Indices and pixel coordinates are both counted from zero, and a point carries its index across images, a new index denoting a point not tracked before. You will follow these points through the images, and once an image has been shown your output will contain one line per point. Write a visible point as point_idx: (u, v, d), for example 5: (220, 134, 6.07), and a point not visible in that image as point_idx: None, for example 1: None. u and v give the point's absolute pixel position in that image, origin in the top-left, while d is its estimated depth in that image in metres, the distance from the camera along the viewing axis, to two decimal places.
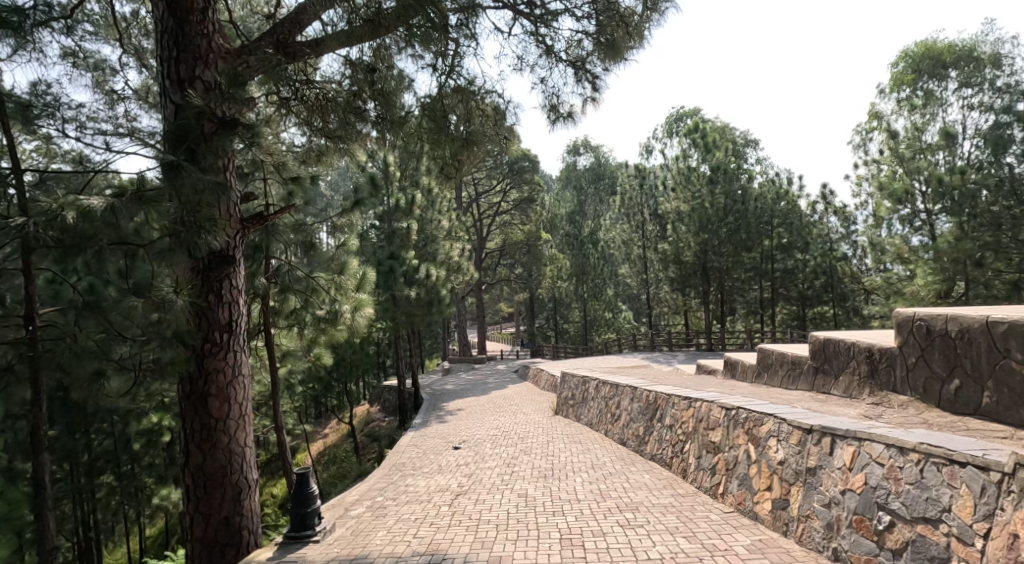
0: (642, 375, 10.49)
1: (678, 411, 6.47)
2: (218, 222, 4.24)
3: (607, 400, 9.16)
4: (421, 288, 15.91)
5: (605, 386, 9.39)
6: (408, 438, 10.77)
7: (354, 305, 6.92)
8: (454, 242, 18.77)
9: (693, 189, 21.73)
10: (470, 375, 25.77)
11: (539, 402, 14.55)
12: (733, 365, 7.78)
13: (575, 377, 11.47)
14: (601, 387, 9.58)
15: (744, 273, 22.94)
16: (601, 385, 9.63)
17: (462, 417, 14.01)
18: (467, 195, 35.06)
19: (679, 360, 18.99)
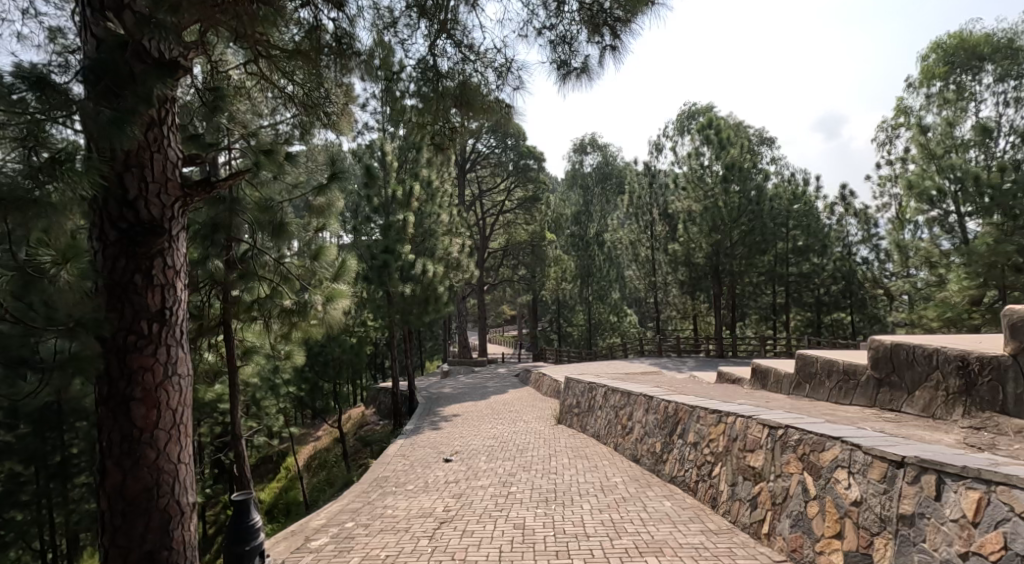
0: (655, 382, 9.52)
1: (704, 427, 5.50)
2: (84, 175, 3.44)
3: (616, 410, 8.21)
4: (417, 283, 14.96)
5: (615, 394, 8.44)
6: (397, 447, 9.83)
7: (327, 296, 5.99)
8: (454, 238, 17.85)
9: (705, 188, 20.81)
10: (469, 378, 24.90)
11: (541, 409, 13.60)
12: (763, 373, 6.79)
13: (581, 382, 10.52)
14: (611, 395, 8.62)
15: (757, 277, 22.02)
16: (610, 393, 8.68)
17: (458, 422, 13.09)
18: (470, 193, 34.21)
19: (690, 366, 18.04)
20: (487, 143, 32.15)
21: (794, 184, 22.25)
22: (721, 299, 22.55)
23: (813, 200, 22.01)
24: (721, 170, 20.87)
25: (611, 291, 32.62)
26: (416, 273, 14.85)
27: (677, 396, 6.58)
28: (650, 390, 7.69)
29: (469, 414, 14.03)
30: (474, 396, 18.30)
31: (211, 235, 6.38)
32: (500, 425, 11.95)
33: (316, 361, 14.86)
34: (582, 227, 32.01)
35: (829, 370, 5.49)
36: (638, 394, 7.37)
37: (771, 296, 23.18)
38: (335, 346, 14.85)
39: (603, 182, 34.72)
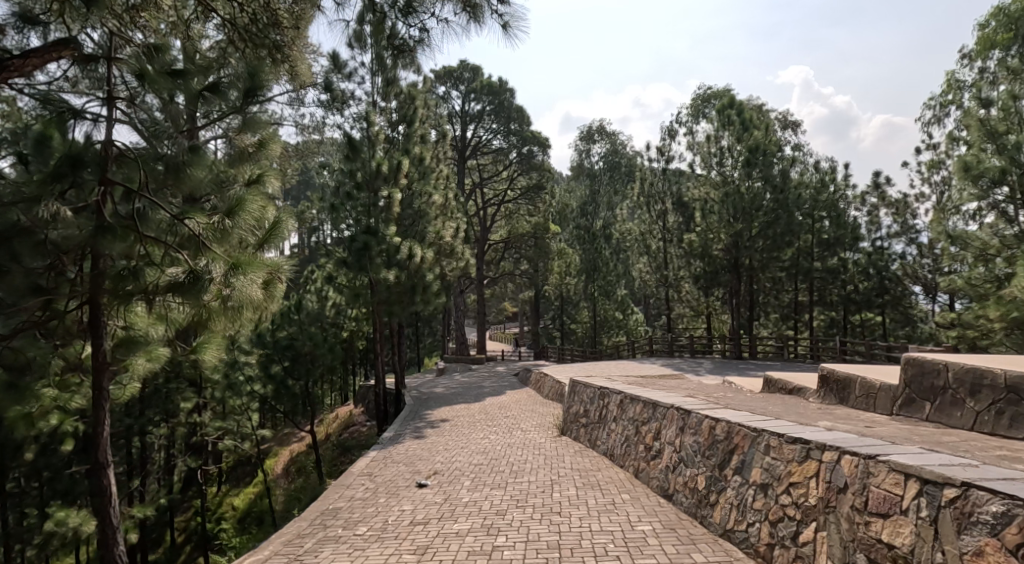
0: (680, 388, 7.83)
1: (779, 462, 3.81)
2: None
3: (637, 425, 6.52)
4: (403, 269, 13.06)
5: (633, 403, 6.80)
6: (366, 463, 8.09)
7: (233, 265, 4.44)
8: (448, 221, 16.05)
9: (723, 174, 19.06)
10: (466, 376, 23.21)
11: (542, 415, 11.84)
12: (843, 386, 5.37)
13: (590, 387, 8.80)
14: (627, 404, 6.98)
15: (778, 273, 20.29)
16: (627, 403, 6.98)
17: (446, 430, 11.36)
18: (471, 181, 32.50)
19: (706, 369, 16.33)
20: (489, 129, 30.47)
21: (821, 172, 20.45)
22: (738, 296, 20.81)
23: (842, 190, 20.19)
24: (743, 155, 19.29)
25: (618, 288, 30.86)
26: (401, 258, 12.96)
27: (725, 409, 4.93)
28: (682, 399, 6.02)
29: (460, 419, 12.33)
30: (468, 398, 16.55)
31: (70, 174, 4.46)
32: (492, 435, 10.19)
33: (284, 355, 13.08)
34: (588, 219, 30.25)
35: (977, 385, 4.17)
36: (666, 406, 5.76)
37: (793, 293, 21.43)
38: (304, 336, 13.06)
39: (611, 172, 32.90)
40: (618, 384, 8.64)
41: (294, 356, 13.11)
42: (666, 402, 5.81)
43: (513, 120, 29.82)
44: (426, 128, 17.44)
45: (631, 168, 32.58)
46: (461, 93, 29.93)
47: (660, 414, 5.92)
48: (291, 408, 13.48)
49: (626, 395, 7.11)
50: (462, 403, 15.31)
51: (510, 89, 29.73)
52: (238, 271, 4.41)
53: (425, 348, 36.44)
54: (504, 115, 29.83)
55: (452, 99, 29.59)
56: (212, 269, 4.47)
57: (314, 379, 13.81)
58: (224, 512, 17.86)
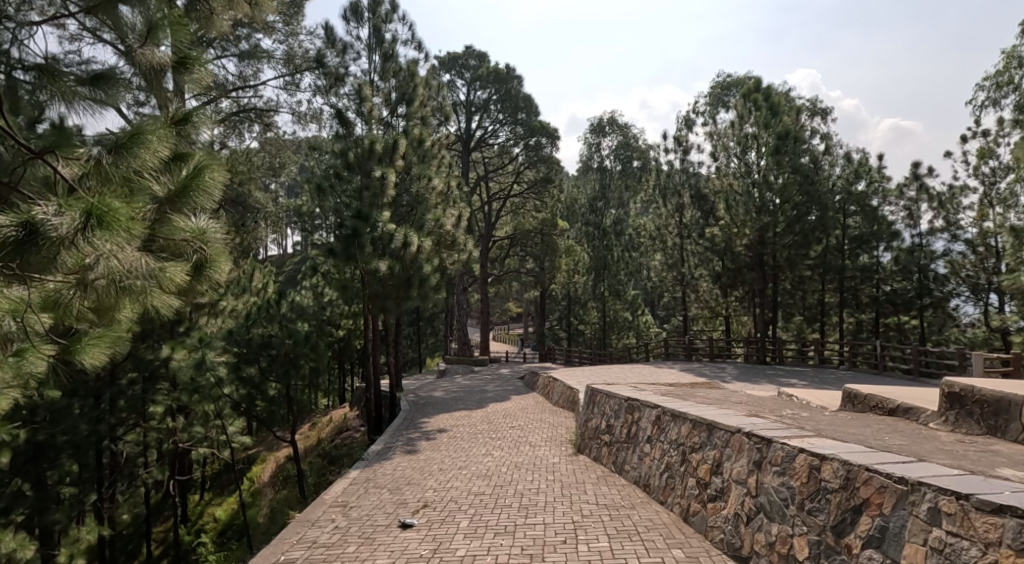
0: (728, 400, 6.43)
1: (966, 543, 2.58)
2: None
3: (681, 450, 5.12)
4: (396, 260, 11.60)
5: (674, 420, 5.40)
6: (343, 489, 6.69)
7: (89, 213, 3.14)
8: (450, 209, 14.64)
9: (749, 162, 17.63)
10: (468, 379, 21.79)
11: (555, 427, 10.43)
12: (1004, 408, 4.29)
13: (613, 397, 7.39)
14: (667, 420, 5.59)
15: (805, 270, 18.86)
16: (668, 421, 5.58)
17: (444, 442, 9.98)
18: (476, 174, 31.14)
19: (731, 376, 14.93)
20: (495, 120, 29.10)
21: (853, 163, 18.94)
22: (761, 296, 19.35)
23: (876, 182, 18.70)
24: (772, 142, 17.83)
25: (629, 287, 29.44)
26: (395, 248, 11.52)
27: (827, 442, 3.53)
28: (747, 421, 4.61)
29: (461, 429, 10.96)
30: (470, 403, 15.13)
31: None
32: (496, 451, 8.76)
33: (260, 358, 11.52)
34: (598, 215, 28.85)
35: None
36: (726, 428, 4.37)
37: (820, 294, 19.96)
38: (283, 334, 11.55)
39: (622, 166, 31.36)
40: (649, 393, 7.26)
41: (271, 357, 11.54)
42: (726, 423, 4.41)
43: (521, 110, 28.30)
44: (427, 109, 16.02)
45: (644, 162, 31.06)
46: (466, 81, 28.57)
47: (718, 439, 4.50)
48: (271, 413, 12.07)
49: (665, 409, 5.74)
50: (464, 409, 13.90)
51: (518, 77, 28.34)
52: (100, 227, 3.11)
53: (428, 348, 35.06)
54: (511, 105, 28.42)
55: (457, 87, 28.24)
56: (57, 218, 3.12)
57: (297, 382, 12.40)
58: (205, 523, 16.52)
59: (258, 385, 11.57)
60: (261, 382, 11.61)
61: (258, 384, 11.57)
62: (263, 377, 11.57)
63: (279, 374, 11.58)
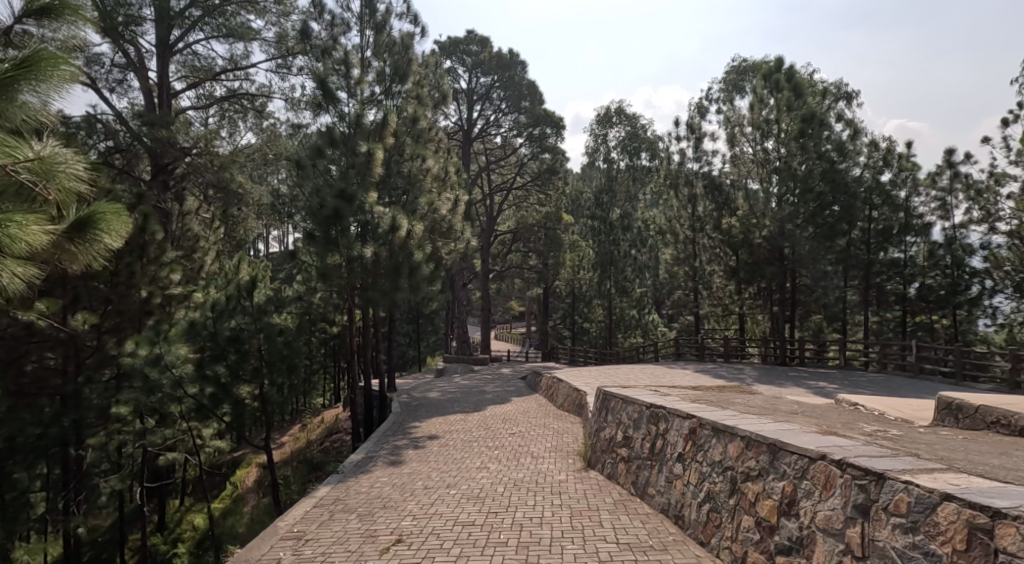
0: (775, 409, 5.27)
1: None
2: None
3: (724, 476, 4.04)
4: (383, 244, 10.44)
5: (711, 435, 4.38)
6: (304, 515, 5.54)
7: None
8: (447, 192, 13.47)
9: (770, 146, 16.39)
10: (467, 379, 20.57)
11: (561, 434, 9.28)
12: None
13: (631, 404, 6.22)
14: (702, 436, 4.52)
15: (826, 265, 17.67)
16: (707, 437, 4.42)
17: (434, 450, 8.83)
18: (478, 166, 30.01)
19: (753, 378, 13.76)
20: (497, 109, 27.98)
21: (880, 150, 17.67)
22: (781, 292, 18.09)
23: (904, 171, 17.47)
24: (794, 125, 16.60)
25: (636, 284, 28.21)
26: (382, 230, 10.38)
27: (977, 486, 2.71)
28: (827, 442, 3.44)
29: (456, 435, 9.84)
30: (467, 405, 13.92)
31: None
32: (492, 464, 7.57)
33: (226, 355, 10.04)
34: (604, 209, 27.68)
35: None
36: (799, 451, 3.40)
37: (843, 291, 18.71)
38: (255, 329, 10.34)
39: (630, 158, 30.15)
40: (675, 398, 6.11)
41: (241, 353, 10.13)
42: (797, 444, 3.44)
43: (525, 98, 27.24)
44: (422, 87, 14.84)
45: (653, 153, 29.81)
46: (467, 67, 27.44)
47: (785, 467, 3.50)
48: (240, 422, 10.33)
49: (701, 420, 4.65)
50: (461, 412, 12.77)
51: (521, 63, 27.25)
52: None
53: (428, 346, 33.84)
54: (515, 92, 27.36)
55: (458, 74, 27.08)
56: None
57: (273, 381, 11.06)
58: (182, 531, 15.28)
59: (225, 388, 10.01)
60: (230, 384, 10.07)
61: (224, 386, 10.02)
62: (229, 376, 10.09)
63: (250, 374, 10.24)
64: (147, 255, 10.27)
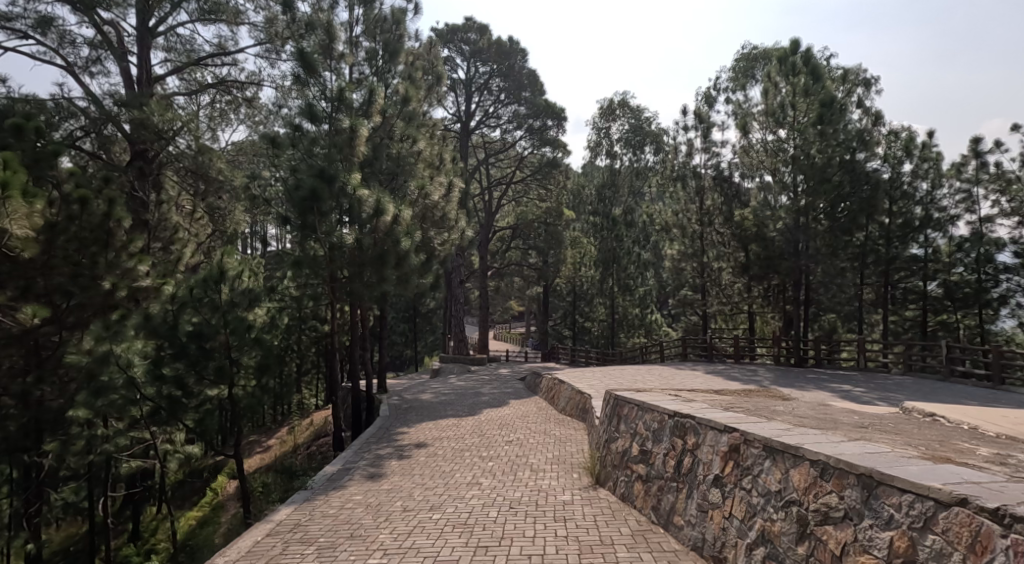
0: (826, 420, 4.35)
1: None
2: None
3: (786, 513, 3.40)
4: (367, 230, 9.47)
5: (751, 454, 3.73)
6: (251, 548, 4.59)
7: None
8: (440, 178, 12.50)
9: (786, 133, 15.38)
10: (462, 380, 19.58)
11: (564, 442, 8.34)
12: None
13: (649, 412, 5.24)
14: (746, 459, 3.75)
15: (843, 262, 16.71)
16: (765, 464, 3.58)
17: (422, 460, 7.89)
18: (476, 159, 29.04)
19: (770, 380, 12.81)
20: (497, 100, 27.02)
21: (901, 139, 16.68)
22: (796, 290, 17.11)
23: (927, 161, 16.48)
24: (811, 111, 15.61)
25: (640, 282, 27.21)
26: (365, 215, 9.40)
27: None
28: None
29: (448, 442, 8.91)
30: (461, 408, 12.93)
31: None
32: (486, 480, 6.55)
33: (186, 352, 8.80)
34: (607, 204, 26.73)
35: None
36: (913, 490, 2.78)
37: (860, 288, 17.71)
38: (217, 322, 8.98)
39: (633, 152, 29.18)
40: (704, 404, 5.12)
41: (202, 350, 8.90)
42: (905, 479, 2.82)
43: (525, 88, 26.29)
44: (414, 67, 13.85)
45: (658, 147, 28.83)
46: (465, 56, 26.46)
47: (887, 510, 2.88)
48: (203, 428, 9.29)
49: (748, 439, 3.78)
50: (455, 416, 11.83)
51: (521, 52, 26.26)
52: None
53: (424, 346, 32.79)
54: (514, 82, 26.44)
55: (456, 63, 26.10)
56: None
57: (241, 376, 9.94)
58: (156, 542, 14.23)
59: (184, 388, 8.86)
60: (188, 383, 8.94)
61: (181, 385, 8.85)
62: (186, 376, 8.89)
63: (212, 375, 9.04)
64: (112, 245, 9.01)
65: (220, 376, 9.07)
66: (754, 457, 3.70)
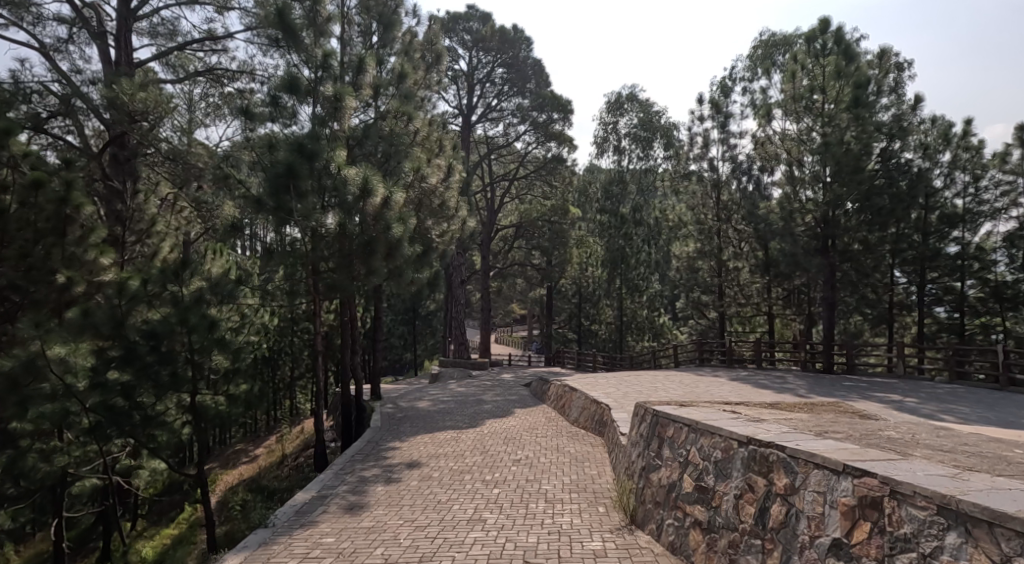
0: (949, 452, 3.27)
1: None
2: None
3: None
4: (354, 215, 8.25)
5: (910, 519, 2.73)
6: None
7: None
8: (439, 162, 11.25)
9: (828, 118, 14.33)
10: (463, 386, 18.29)
11: (581, 463, 7.11)
12: None
13: (706, 436, 4.07)
14: (902, 526, 2.73)
15: (875, 259, 15.43)
16: (954, 542, 2.57)
17: (413, 484, 6.65)
18: (478, 154, 27.82)
19: (808, 388, 11.51)
20: (500, 93, 25.85)
21: (938, 126, 15.41)
22: (826, 290, 15.80)
23: (967, 151, 15.19)
24: (845, 93, 14.34)
25: (649, 283, 25.93)
26: (351, 197, 8.16)
27: None
28: None
29: (447, 460, 7.70)
30: (461, 418, 11.62)
31: None
32: (490, 516, 5.31)
33: (134, 353, 7.36)
34: (615, 201, 25.49)
35: None
36: None
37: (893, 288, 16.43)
38: (171, 320, 7.47)
39: (641, 148, 27.93)
40: (777, 422, 3.99)
41: (156, 353, 7.45)
42: None
43: (530, 79, 25.11)
44: (411, 43, 12.62)
45: (669, 142, 27.54)
46: (467, 46, 25.29)
47: None
48: (156, 446, 7.83)
49: (903, 497, 2.78)
50: (455, 427, 10.59)
51: (525, 41, 25.07)
52: None
53: (424, 349, 31.44)
54: (519, 73, 25.24)
55: (457, 53, 24.94)
56: None
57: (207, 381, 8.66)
58: None
59: (133, 400, 7.42)
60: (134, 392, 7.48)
61: (130, 397, 7.41)
62: (137, 385, 7.47)
63: (164, 386, 7.52)
64: (69, 235, 7.70)
65: (172, 386, 7.57)
66: (918, 525, 2.70)
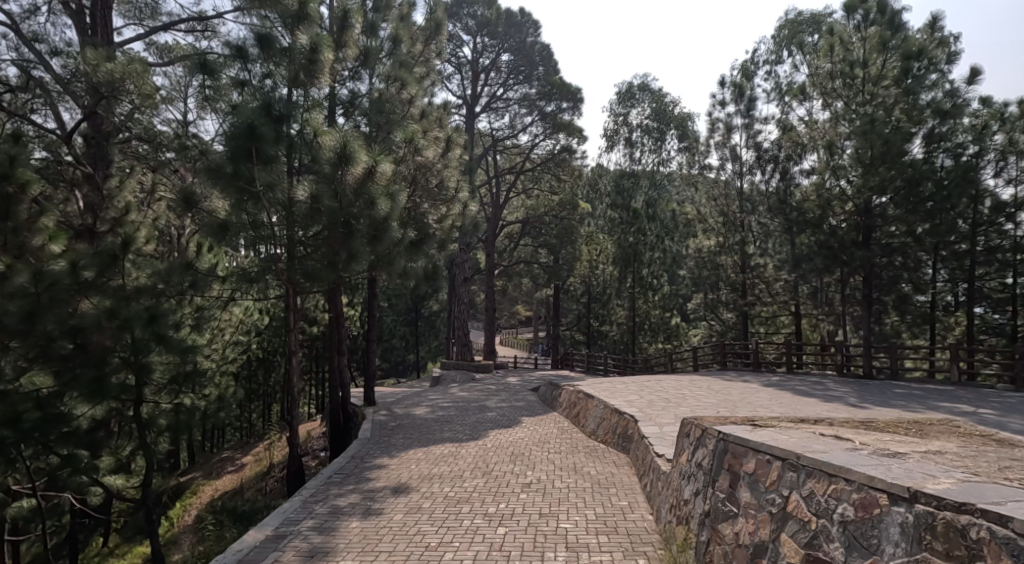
0: None
1: None
2: None
3: None
4: (331, 186, 6.94)
5: None
6: None
7: None
8: (438, 137, 9.92)
9: (879, 93, 13.17)
10: (466, 390, 16.95)
11: (606, 492, 5.76)
12: None
13: (831, 484, 3.01)
14: None
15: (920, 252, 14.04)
16: None
17: (395, 520, 5.26)
18: (482, 147, 26.47)
19: (856, 396, 10.16)
20: (506, 81, 24.55)
21: (989, 106, 14.03)
22: (865, 287, 14.38)
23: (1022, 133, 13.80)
24: (896, 66, 12.99)
25: (663, 281, 24.58)
26: (328, 165, 6.88)
27: None
28: None
29: (440, 485, 6.32)
30: (463, 428, 10.28)
31: None
32: None
33: (47, 353, 6.16)
34: (627, 195, 24.17)
35: None
36: None
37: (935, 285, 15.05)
38: (97, 311, 6.28)
39: (654, 139, 26.60)
40: (915, 456, 3.00)
41: (80, 352, 6.30)
42: None
43: (539, 65, 23.74)
44: (408, 9, 11.31)
45: (683, 133, 26.18)
46: (471, 32, 24.00)
47: None
48: None
49: None
50: (455, 439, 9.26)
51: (533, 25, 23.74)
52: None
53: (426, 351, 30.08)
54: (526, 60, 23.89)
55: (462, 38, 23.65)
56: None
57: (158, 386, 7.48)
58: None
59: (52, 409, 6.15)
60: (53, 401, 6.29)
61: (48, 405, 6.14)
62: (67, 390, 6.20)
63: (84, 390, 6.34)
64: (13, 217, 5.78)
65: (96, 393, 6.36)
66: None
